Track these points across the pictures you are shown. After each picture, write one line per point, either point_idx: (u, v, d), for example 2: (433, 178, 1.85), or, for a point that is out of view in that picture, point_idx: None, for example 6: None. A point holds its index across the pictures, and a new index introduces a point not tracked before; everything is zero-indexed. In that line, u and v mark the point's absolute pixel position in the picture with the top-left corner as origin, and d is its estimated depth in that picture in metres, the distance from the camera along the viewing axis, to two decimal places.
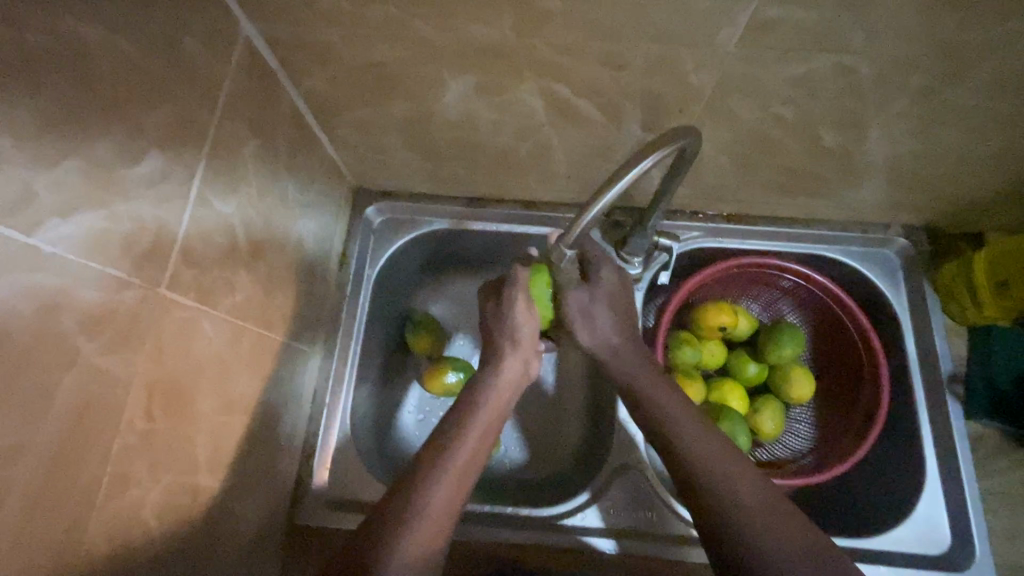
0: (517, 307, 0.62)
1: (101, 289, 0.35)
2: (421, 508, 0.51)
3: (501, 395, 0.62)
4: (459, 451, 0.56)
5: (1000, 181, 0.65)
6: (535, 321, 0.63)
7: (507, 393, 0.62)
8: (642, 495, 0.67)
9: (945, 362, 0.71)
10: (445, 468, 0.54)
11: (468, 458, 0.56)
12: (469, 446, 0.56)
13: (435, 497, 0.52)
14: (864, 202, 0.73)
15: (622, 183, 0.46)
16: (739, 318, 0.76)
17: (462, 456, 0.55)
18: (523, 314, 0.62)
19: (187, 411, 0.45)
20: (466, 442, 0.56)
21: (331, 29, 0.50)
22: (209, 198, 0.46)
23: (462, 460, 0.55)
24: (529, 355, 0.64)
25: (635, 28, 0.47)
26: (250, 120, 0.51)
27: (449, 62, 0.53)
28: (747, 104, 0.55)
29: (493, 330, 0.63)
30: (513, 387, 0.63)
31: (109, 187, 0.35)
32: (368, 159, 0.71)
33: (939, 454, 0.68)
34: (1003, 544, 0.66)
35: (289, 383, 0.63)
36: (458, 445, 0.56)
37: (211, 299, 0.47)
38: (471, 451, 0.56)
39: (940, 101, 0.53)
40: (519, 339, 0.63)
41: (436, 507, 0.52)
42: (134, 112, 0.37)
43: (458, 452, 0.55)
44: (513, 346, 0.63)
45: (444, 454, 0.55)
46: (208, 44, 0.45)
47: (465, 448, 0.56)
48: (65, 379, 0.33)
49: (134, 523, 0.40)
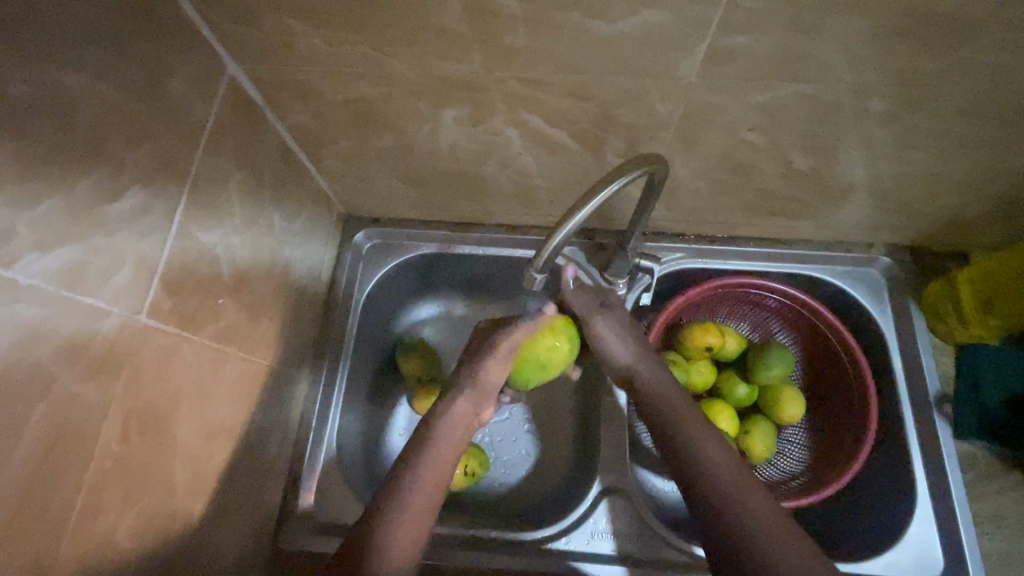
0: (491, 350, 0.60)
1: (78, 318, 0.36)
2: (384, 528, 0.52)
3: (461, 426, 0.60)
4: (427, 468, 0.57)
5: (978, 200, 0.66)
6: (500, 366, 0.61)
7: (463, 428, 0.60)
8: (628, 518, 0.67)
9: (933, 381, 0.71)
10: (414, 485, 0.55)
11: (435, 481, 0.56)
12: (436, 468, 0.57)
13: (398, 519, 0.53)
14: (845, 223, 0.73)
15: (588, 207, 0.48)
16: (726, 338, 0.77)
17: (428, 477, 0.56)
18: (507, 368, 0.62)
19: (165, 436, 0.46)
20: (433, 464, 0.57)
21: (312, 68, 0.52)
22: (191, 229, 0.47)
23: (429, 482, 0.56)
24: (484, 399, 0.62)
25: (599, 61, 0.49)
26: (235, 153, 0.54)
27: (425, 97, 0.55)
28: (715, 131, 0.57)
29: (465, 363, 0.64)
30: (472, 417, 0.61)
31: (90, 221, 0.37)
32: (355, 188, 0.74)
33: (930, 476, 0.67)
34: (1000, 568, 0.63)
35: (274, 407, 0.64)
36: (423, 464, 0.57)
37: (193, 326, 0.49)
38: (441, 471, 0.57)
39: (907, 124, 0.54)
40: (485, 389, 0.61)
41: (400, 526, 0.53)
42: (115, 149, 0.39)
43: (425, 474, 0.56)
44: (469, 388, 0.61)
45: (409, 475, 0.56)
46: (193, 85, 0.47)
47: (434, 464, 0.57)
48: (40, 406, 0.34)
49: (108, 549, 0.41)
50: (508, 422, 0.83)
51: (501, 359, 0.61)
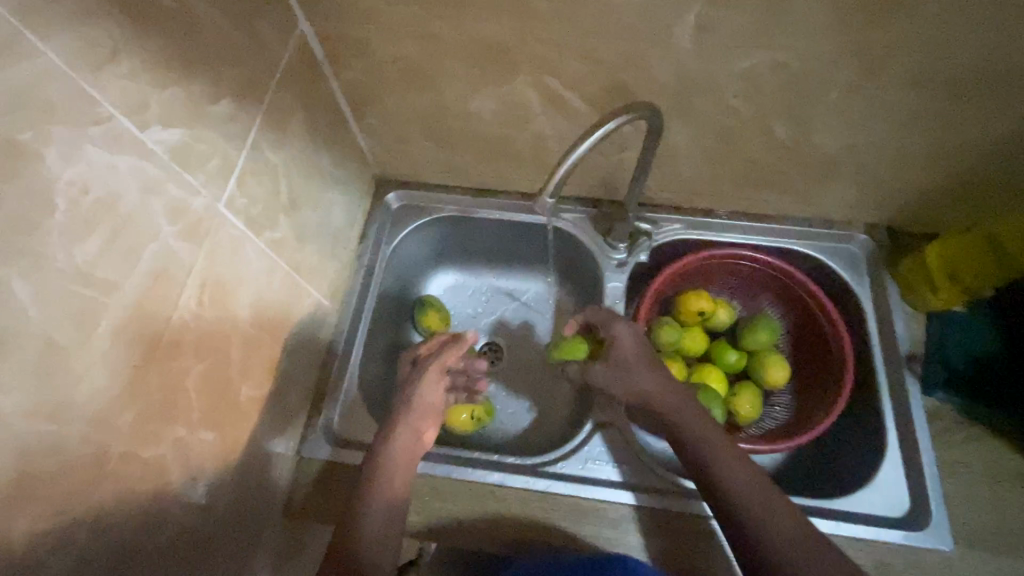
0: (428, 377, 0.68)
1: (181, 187, 0.46)
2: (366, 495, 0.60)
3: (426, 414, 0.67)
4: (394, 442, 0.64)
5: (943, 177, 0.73)
6: (433, 387, 0.67)
7: (430, 413, 0.67)
8: (619, 450, 0.74)
9: (904, 342, 0.77)
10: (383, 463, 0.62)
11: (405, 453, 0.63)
12: (403, 439, 0.64)
13: (379, 489, 0.60)
14: (826, 199, 0.81)
15: (590, 140, 0.56)
16: (717, 308, 0.84)
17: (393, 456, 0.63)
18: (440, 393, 0.68)
19: (228, 313, 0.54)
20: (397, 442, 0.64)
21: (368, 27, 0.63)
22: (261, 147, 0.57)
23: (400, 453, 0.63)
24: (419, 422, 0.66)
25: (607, 26, 0.58)
26: (299, 95, 0.64)
27: (459, 57, 0.65)
28: (705, 98, 0.66)
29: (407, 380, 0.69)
30: (429, 408, 0.67)
31: (195, 115, 0.47)
32: (390, 149, 0.83)
33: (900, 425, 0.73)
34: (965, 511, 0.67)
35: (309, 328, 0.72)
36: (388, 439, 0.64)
37: (255, 229, 0.58)
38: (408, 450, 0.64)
39: (870, 95, 0.63)
40: (424, 410, 0.67)
41: (379, 495, 0.60)
42: (220, 66, 0.49)
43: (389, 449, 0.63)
44: (407, 407, 0.66)
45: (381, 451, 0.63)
46: (274, 31, 0.57)
47: (402, 435, 0.64)
48: (151, 247, 0.43)
49: (179, 390, 0.49)
50: (514, 375, 0.90)
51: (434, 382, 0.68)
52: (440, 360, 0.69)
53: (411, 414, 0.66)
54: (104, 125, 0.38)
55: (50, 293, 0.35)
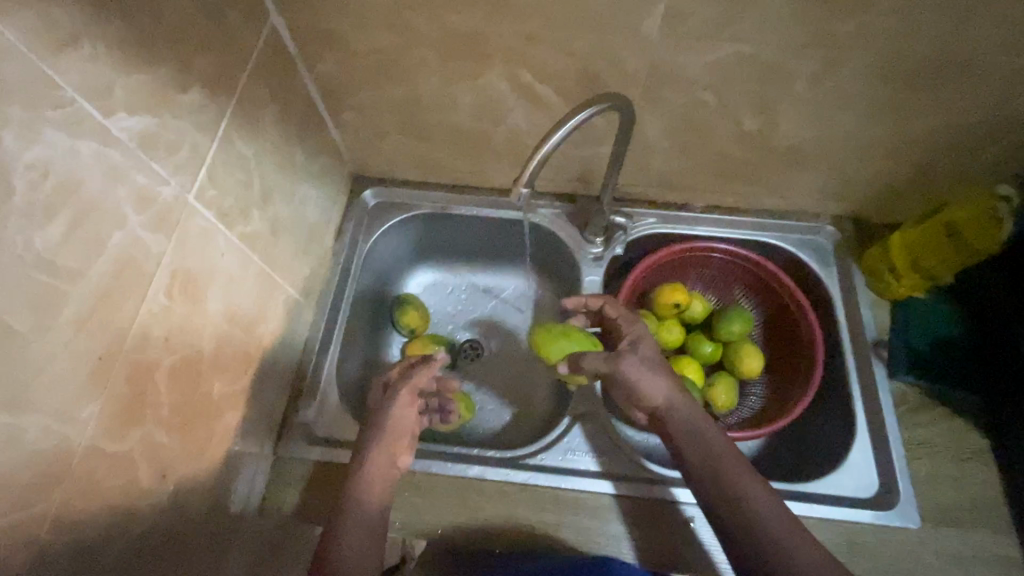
0: (403, 400, 0.64)
1: (148, 175, 0.45)
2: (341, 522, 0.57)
3: (400, 438, 0.64)
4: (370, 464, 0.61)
5: (903, 167, 0.76)
6: (409, 410, 0.64)
7: (404, 436, 0.64)
8: (598, 440, 0.74)
9: (870, 328, 0.79)
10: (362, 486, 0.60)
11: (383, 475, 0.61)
12: (379, 462, 0.61)
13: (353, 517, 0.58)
14: (794, 190, 0.84)
15: (563, 129, 0.57)
16: (692, 301, 0.85)
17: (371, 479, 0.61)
18: (414, 414, 0.65)
19: (199, 306, 0.53)
20: (373, 467, 0.61)
21: (341, 19, 0.63)
22: (233, 137, 0.57)
23: (376, 477, 0.61)
24: (394, 447, 0.63)
25: (578, 18, 0.60)
26: (271, 86, 0.63)
27: (433, 49, 0.65)
28: (675, 90, 0.68)
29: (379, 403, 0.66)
30: (405, 430, 0.64)
31: (163, 102, 0.46)
32: (365, 143, 0.83)
33: (868, 408, 0.75)
34: (930, 489, 0.70)
35: (284, 323, 0.71)
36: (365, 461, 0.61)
37: (227, 220, 0.57)
38: (384, 474, 0.61)
39: (831, 87, 0.65)
40: (396, 432, 0.63)
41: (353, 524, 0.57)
42: (189, 53, 0.48)
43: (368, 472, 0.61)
44: (380, 430, 0.63)
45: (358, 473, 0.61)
46: (245, 20, 0.57)
47: (378, 458, 0.62)
48: (117, 234, 0.42)
49: (148, 383, 0.47)
50: (493, 370, 0.90)
51: (408, 404, 0.65)
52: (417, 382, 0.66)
53: (384, 438, 0.63)
54: (67, 107, 0.38)
55: (10, 277, 0.35)
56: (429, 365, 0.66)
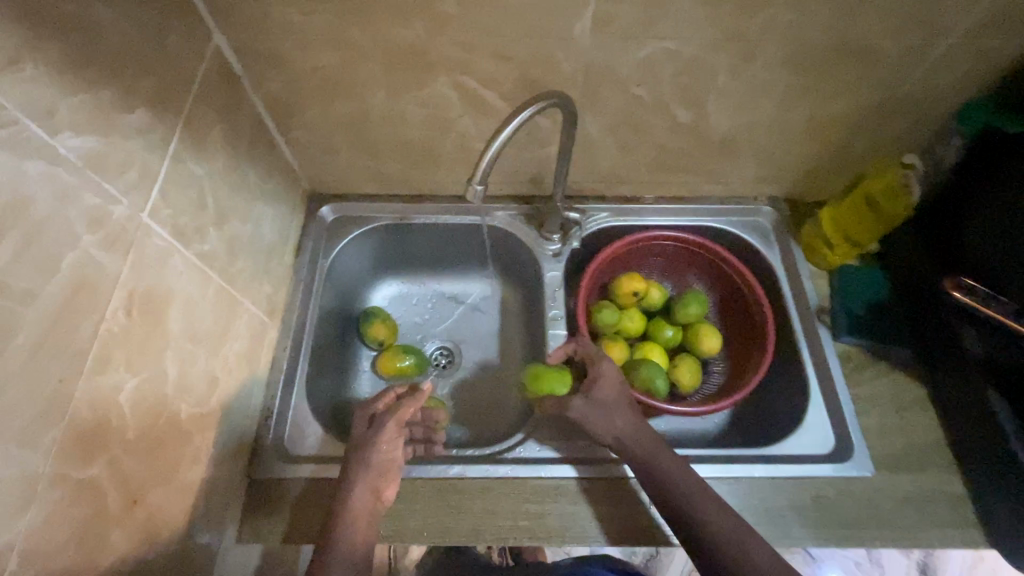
0: (388, 435, 0.64)
1: (99, 195, 0.45)
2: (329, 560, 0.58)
3: (385, 471, 0.64)
4: (355, 500, 0.61)
5: (823, 147, 0.83)
6: (397, 444, 0.65)
7: (389, 469, 0.64)
8: (573, 428, 0.76)
9: (813, 297, 0.85)
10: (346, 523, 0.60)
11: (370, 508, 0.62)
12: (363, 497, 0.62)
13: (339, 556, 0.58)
14: (731, 176, 0.89)
15: (509, 127, 0.60)
16: (650, 288, 0.89)
17: (361, 513, 0.61)
18: (399, 446, 0.65)
19: (160, 326, 0.53)
20: (357, 502, 0.61)
21: (284, 38, 0.65)
22: (183, 158, 0.57)
23: (363, 511, 0.61)
24: (379, 482, 0.63)
25: (513, 24, 0.63)
26: (218, 107, 0.64)
27: (377, 62, 0.67)
28: (611, 88, 0.72)
29: (361, 435, 0.66)
30: (390, 463, 0.64)
31: (109, 123, 0.46)
32: (318, 161, 0.84)
33: (818, 371, 0.80)
34: (879, 439, 0.75)
35: (248, 342, 0.70)
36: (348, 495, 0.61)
37: (183, 240, 0.57)
38: (367, 508, 0.62)
39: (750, 77, 0.71)
40: (383, 466, 0.63)
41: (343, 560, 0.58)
42: (132, 74, 0.49)
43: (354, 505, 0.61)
44: (364, 464, 0.63)
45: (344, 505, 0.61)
46: (186, 43, 0.58)
47: (362, 492, 0.62)
48: (69, 254, 0.42)
49: (112, 405, 0.47)
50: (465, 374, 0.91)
51: (393, 438, 0.65)
52: (400, 416, 0.66)
53: (368, 472, 0.63)
54: (11, 129, 0.38)
55: None
56: (416, 397, 0.67)
